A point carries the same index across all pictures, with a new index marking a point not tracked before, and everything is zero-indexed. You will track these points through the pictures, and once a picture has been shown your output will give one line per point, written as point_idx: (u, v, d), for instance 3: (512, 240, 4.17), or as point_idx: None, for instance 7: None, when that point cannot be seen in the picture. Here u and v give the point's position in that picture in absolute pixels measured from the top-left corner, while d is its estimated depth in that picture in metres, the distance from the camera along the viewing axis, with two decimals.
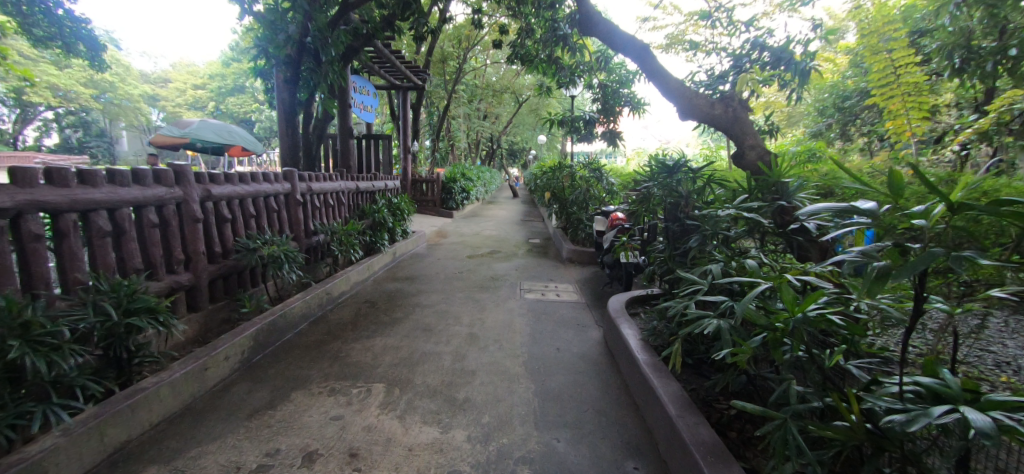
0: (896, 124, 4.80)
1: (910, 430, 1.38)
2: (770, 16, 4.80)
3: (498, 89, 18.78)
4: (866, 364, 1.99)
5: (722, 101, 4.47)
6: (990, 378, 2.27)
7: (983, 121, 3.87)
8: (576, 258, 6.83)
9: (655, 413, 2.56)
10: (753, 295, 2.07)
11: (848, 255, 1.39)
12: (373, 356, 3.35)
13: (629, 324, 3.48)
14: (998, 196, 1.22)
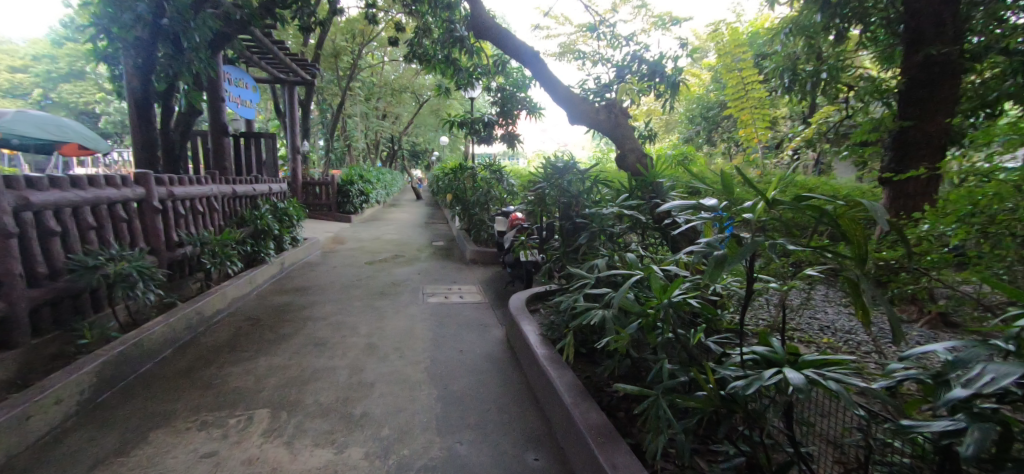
0: (746, 131, 5.56)
1: (748, 392, 1.64)
2: (647, 33, 5.30)
3: (395, 88, 18.28)
4: (723, 340, 2.30)
5: (606, 109, 4.84)
6: (815, 341, 2.75)
7: (809, 131, 4.64)
8: (479, 259, 6.94)
9: (553, 404, 2.72)
10: (627, 286, 2.30)
11: (695, 247, 1.62)
12: (256, 379, 3.13)
13: (529, 320, 3.63)
14: (799, 193, 1.50)
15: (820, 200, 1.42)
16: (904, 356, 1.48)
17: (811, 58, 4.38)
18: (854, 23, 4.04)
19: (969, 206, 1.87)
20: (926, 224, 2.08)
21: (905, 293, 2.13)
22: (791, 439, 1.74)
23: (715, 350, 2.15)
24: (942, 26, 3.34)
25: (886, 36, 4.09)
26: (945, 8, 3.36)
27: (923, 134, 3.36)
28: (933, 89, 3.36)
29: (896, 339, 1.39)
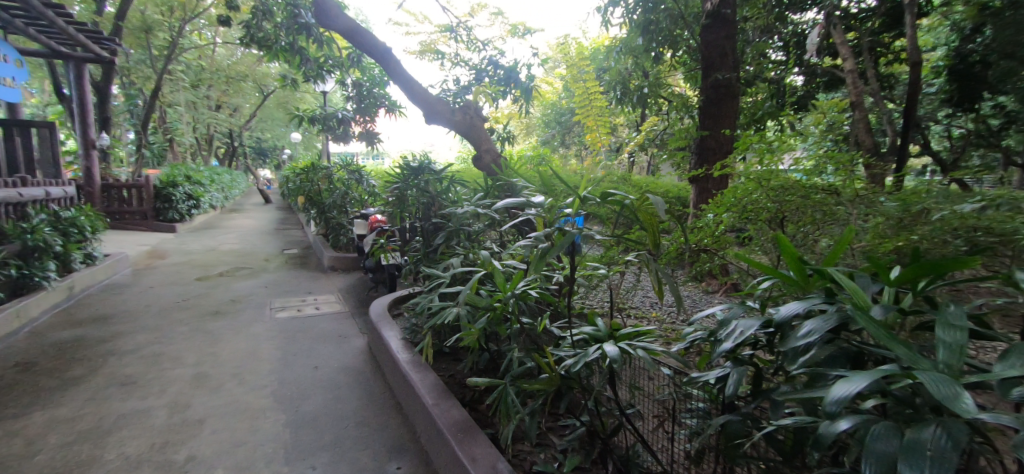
0: (591, 136, 6.17)
1: (575, 369, 1.81)
2: (502, 40, 5.55)
3: (231, 75, 16.25)
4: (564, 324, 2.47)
5: (461, 110, 4.94)
6: (647, 316, 3.18)
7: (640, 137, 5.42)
8: (338, 265, 6.56)
9: (415, 408, 2.68)
10: (473, 282, 2.36)
11: (523, 242, 1.75)
12: (31, 440, 2.54)
13: (389, 325, 3.53)
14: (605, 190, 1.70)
15: (621, 195, 1.62)
16: (692, 322, 1.78)
17: (638, 76, 5.04)
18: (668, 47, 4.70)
19: (736, 198, 2.27)
20: (711, 214, 2.47)
21: (706, 270, 2.41)
22: (619, 405, 1.94)
23: (555, 333, 2.32)
24: (725, 55, 4.07)
25: (691, 60, 4.86)
26: (728, 41, 4.09)
27: (717, 142, 4.06)
28: (726, 104, 4.06)
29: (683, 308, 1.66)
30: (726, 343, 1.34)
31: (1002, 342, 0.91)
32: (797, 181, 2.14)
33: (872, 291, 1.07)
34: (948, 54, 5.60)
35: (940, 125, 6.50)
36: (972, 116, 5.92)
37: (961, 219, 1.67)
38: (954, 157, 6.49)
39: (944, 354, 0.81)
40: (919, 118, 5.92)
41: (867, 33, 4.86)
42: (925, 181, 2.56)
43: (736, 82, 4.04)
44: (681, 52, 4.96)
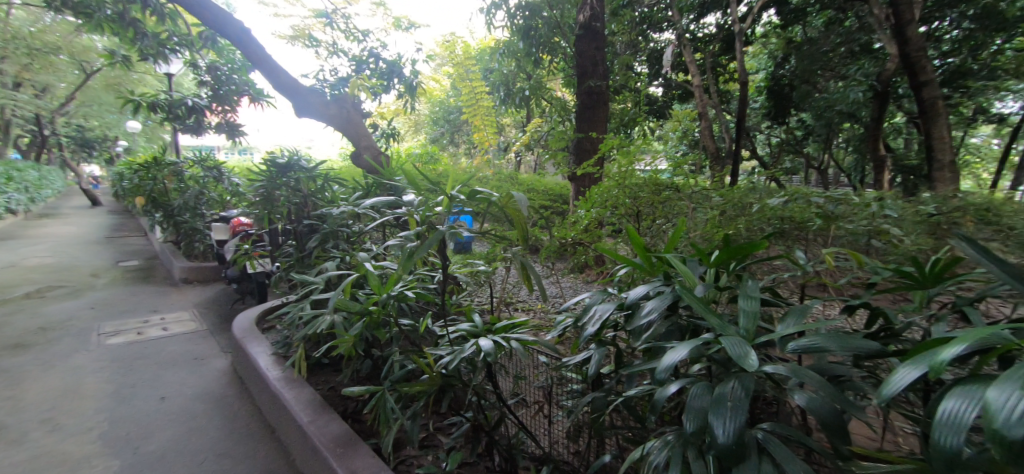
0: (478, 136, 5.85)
1: (451, 367, 1.74)
2: (384, 31, 5.35)
3: (40, 49, 13.39)
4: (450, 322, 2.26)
5: (336, 103, 4.64)
6: (532, 307, 3.25)
7: (527, 137, 5.44)
8: (193, 276, 5.79)
9: (287, 428, 2.42)
10: (343, 285, 2.08)
11: (393, 243, 1.69)
12: None
13: (257, 339, 3.15)
14: (471, 189, 1.72)
15: (487, 194, 1.62)
16: (562, 309, 1.87)
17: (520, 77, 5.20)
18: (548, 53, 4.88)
19: (597, 197, 2.38)
20: (580, 209, 2.47)
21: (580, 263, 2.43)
22: (500, 395, 1.95)
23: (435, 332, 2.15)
24: (596, 65, 4.37)
25: (567, 66, 5.09)
26: (597, 52, 4.40)
27: (591, 143, 4.33)
28: (596, 111, 4.38)
29: (542, 297, 1.76)
30: (588, 326, 1.44)
31: (783, 306, 1.15)
32: (648, 178, 2.35)
33: (698, 273, 1.27)
34: (768, 75, 6.62)
35: (763, 133, 7.70)
36: (785, 128, 7.12)
37: (773, 211, 2.15)
38: (773, 161, 7.75)
39: (744, 321, 0.99)
40: (747, 129, 7.02)
41: (710, 55, 5.55)
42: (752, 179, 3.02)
43: (606, 91, 4.35)
44: (558, 58, 5.19)
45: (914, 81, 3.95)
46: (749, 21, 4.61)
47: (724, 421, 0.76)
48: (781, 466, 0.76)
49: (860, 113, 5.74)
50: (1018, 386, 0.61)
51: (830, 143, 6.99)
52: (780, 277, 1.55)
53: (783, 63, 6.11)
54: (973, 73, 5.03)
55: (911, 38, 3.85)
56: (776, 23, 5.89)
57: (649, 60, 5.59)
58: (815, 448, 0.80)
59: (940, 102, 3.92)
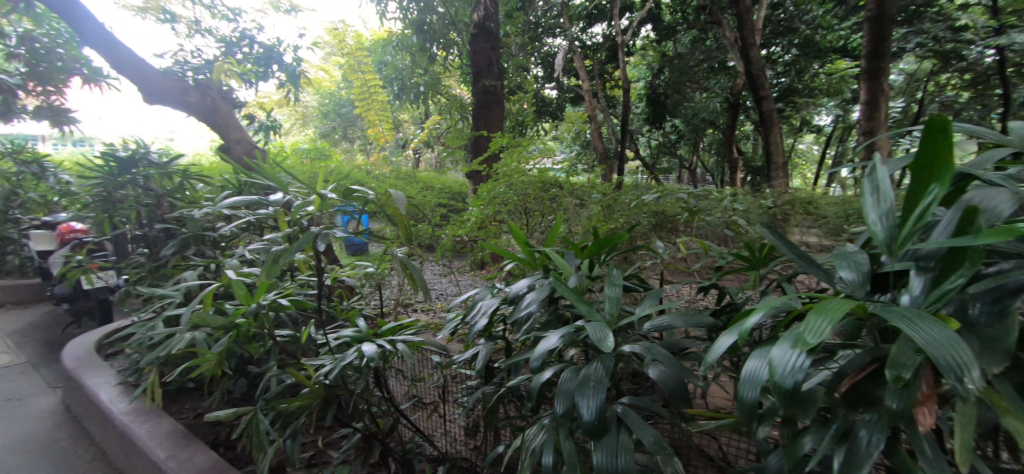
0: (373, 132, 5.53)
1: (330, 378, 1.50)
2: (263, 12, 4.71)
3: None
4: (336, 327, 1.93)
5: (198, 88, 3.89)
6: (435, 306, 3.07)
7: (422, 134, 5.58)
8: (12, 297, 4.80)
9: (140, 466, 2.09)
10: (198, 297, 1.72)
11: (255, 247, 1.51)
12: None
13: (100, 368, 2.69)
14: (346, 188, 1.58)
15: (365, 193, 1.52)
16: (453, 307, 1.87)
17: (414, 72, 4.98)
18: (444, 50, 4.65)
19: (490, 196, 2.32)
20: (474, 209, 2.37)
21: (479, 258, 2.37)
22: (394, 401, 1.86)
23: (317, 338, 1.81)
24: (490, 64, 4.36)
25: (463, 65, 5.01)
26: (491, 52, 4.43)
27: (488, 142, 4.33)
28: (488, 112, 4.38)
29: (426, 295, 1.69)
30: (474, 322, 1.48)
31: (641, 291, 1.30)
32: (535, 177, 2.34)
33: (574, 265, 1.38)
34: (646, 83, 7.17)
35: (644, 137, 8.38)
36: (661, 132, 7.81)
37: (648, 206, 2.40)
38: (652, 161, 8.44)
39: (609, 305, 1.09)
40: (630, 132, 7.58)
41: (597, 62, 5.98)
42: (635, 180, 3.26)
43: (500, 91, 4.36)
44: (454, 56, 5.08)
45: (755, 95, 4.53)
46: (630, 34, 4.92)
47: (588, 401, 0.84)
48: (635, 435, 0.86)
49: (717, 121, 6.48)
50: (791, 343, 0.68)
51: (697, 146, 7.81)
52: (644, 265, 1.72)
53: (659, 74, 6.61)
54: (798, 91, 5.93)
55: (755, 59, 4.31)
56: (651, 38, 6.18)
57: (543, 63, 5.89)
58: (663, 414, 0.91)
59: (775, 114, 4.57)
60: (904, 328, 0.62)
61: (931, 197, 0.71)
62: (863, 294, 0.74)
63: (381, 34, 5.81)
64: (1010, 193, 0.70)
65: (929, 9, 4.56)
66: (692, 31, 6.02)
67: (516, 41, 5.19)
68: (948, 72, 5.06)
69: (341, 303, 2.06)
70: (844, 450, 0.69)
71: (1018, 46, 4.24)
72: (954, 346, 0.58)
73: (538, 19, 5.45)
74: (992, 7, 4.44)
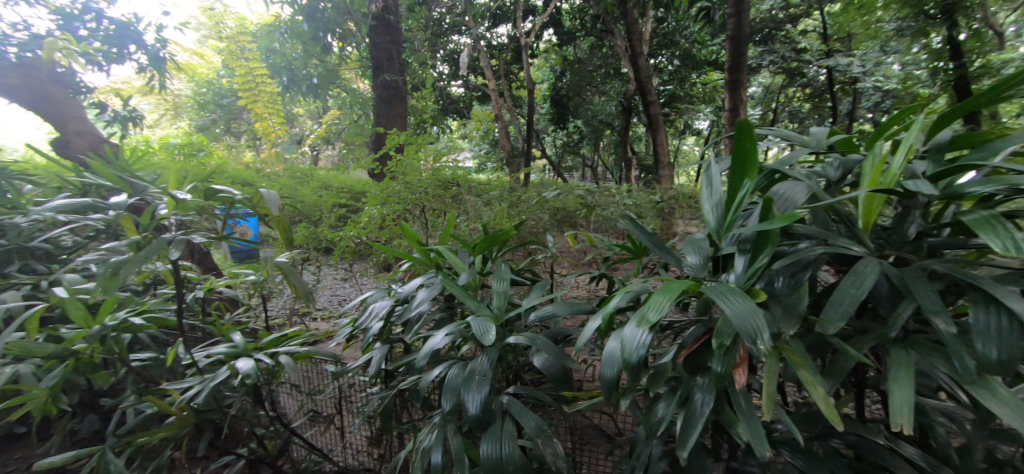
0: (258, 126, 4.24)
1: (198, 404, 1.33)
2: None
3: None
4: (209, 345, 1.62)
5: (17, 68, 2.27)
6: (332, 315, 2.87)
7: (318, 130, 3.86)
8: None
9: None
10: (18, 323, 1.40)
11: (91, 258, 1.27)
12: None
13: None
14: (210, 187, 1.37)
15: (231, 195, 1.35)
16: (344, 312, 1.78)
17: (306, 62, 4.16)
18: (339, 40, 3.90)
19: (384, 193, 2.08)
20: (371, 208, 2.08)
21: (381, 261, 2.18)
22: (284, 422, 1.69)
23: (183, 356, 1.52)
24: (391, 58, 3.47)
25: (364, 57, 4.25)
26: (393, 46, 3.52)
27: None
28: (391, 110, 3.38)
29: (311, 303, 1.58)
30: (367, 325, 1.43)
31: (527, 283, 1.35)
32: (433, 175, 2.16)
33: (467, 262, 1.40)
34: (550, 84, 7.25)
35: (551, 136, 8.56)
36: (566, 132, 8.00)
37: (550, 202, 2.48)
38: (558, 160, 8.64)
39: (497, 300, 1.13)
40: (534, 131, 7.69)
41: (503, 62, 5.83)
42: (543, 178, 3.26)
43: (405, 87, 3.46)
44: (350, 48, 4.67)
45: (643, 100, 4.59)
46: (533, 36, 4.95)
47: (475, 395, 0.89)
48: (519, 421, 0.91)
49: (612, 123, 6.77)
50: (636, 323, 0.76)
51: (598, 146, 8.11)
52: (535, 258, 1.79)
53: (561, 77, 6.70)
54: (680, 99, 6.12)
55: (642, 68, 4.38)
56: (552, 42, 6.25)
57: (447, 60, 5.62)
58: (544, 399, 0.98)
59: (660, 118, 4.67)
60: (722, 306, 0.72)
61: (744, 191, 0.82)
62: (702, 275, 0.84)
63: (267, 19, 5.14)
64: (807, 185, 0.83)
65: (779, 31, 5.17)
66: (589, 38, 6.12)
67: (420, 36, 4.86)
68: (794, 86, 5.75)
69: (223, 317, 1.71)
70: (683, 412, 0.79)
71: (842, 68, 4.90)
72: (755, 321, 0.69)
73: (441, 14, 5.18)
74: (825, 34, 5.13)
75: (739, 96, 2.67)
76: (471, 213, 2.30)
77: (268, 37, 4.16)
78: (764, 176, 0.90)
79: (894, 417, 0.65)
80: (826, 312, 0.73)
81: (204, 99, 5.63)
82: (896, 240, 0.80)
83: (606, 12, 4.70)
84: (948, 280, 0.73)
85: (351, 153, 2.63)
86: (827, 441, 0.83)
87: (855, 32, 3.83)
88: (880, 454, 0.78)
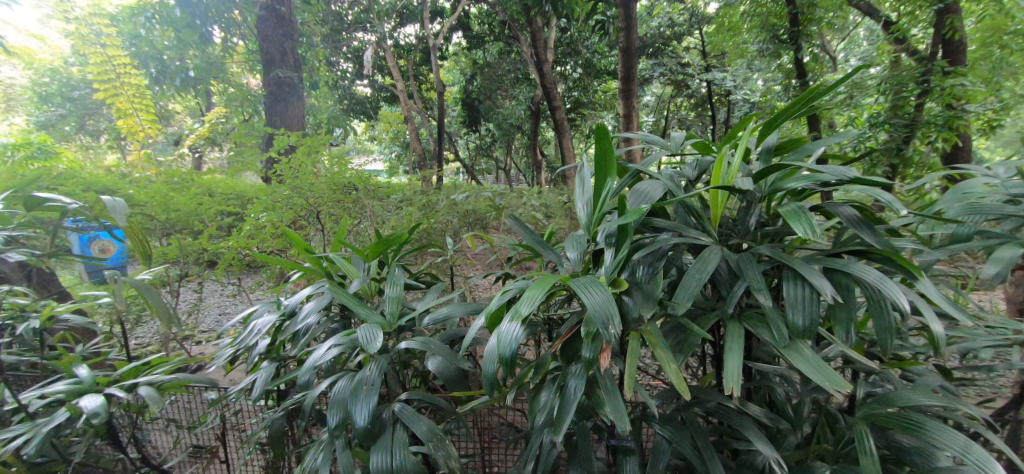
0: (119, 124, 2.90)
1: (28, 454, 1.13)
2: None
3: None
4: (46, 384, 1.38)
5: None
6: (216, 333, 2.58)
7: (202, 128, 2.99)
8: None
9: None
10: None
11: None
12: None
13: None
14: (34, 197, 1.15)
15: (62, 203, 1.14)
16: (226, 331, 1.60)
17: (186, 53, 3.39)
18: (223, 31, 3.45)
19: (270, 198, 1.96)
20: (258, 216, 1.91)
21: (272, 274, 2.02)
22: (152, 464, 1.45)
23: (9, 400, 1.27)
24: (286, 54, 3.21)
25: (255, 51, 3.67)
26: (288, 42, 3.25)
27: None
28: (288, 110, 3.13)
29: (180, 324, 1.42)
30: (249, 343, 1.32)
31: (423, 287, 1.33)
32: (331, 178, 2.07)
33: (360, 269, 1.34)
34: (459, 88, 7.20)
35: (461, 139, 8.51)
36: (477, 135, 8.00)
37: (457, 206, 2.45)
38: (470, 163, 8.62)
39: (387, 307, 1.11)
40: (444, 134, 7.58)
41: (410, 63, 5.66)
42: (455, 181, 3.22)
43: (301, 85, 3.24)
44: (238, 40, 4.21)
45: (549, 105, 4.68)
46: (440, 38, 4.88)
47: (359, 407, 0.87)
48: (409, 428, 0.90)
49: (522, 127, 6.84)
50: (509, 319, 0.80)
51: (508, 149, 8.21)
52: (434, 262, 1.77)
53: (471, 80, 6.67)
54: (584, 105, 6.46)
55: (546, 74, 4.49)
56: (460, 45, 6.20)
57: (352, 58, 5.29)
58: (435, 402, 0.98)
59: (566, 123, 4.79)
60: (583, 299, 0.78)
61: (607, 190, 0.90)
62: (578, 270, 0.91)
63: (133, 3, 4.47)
64: (663, 183, 0.93)
65: (667, 47, 5.67)
66: (496, 44, 6.06)
67: (318, 30, 4.51)
68: (680, 96, 6.27)
69: (72, 349, 1.47)
70: (562, 401, 0.83)
71: (718, 81, 5.43)
72: (609, 312, 0.76)
73: (342, 11, 4.86)
74: (703, 50, 5.69)
75: (631, 105, 2.86)
76: (374, 218, 2.22)
77: (128, 18, 3.34)
78: (630, 177, 0.98)
79: (728, 382, 0.75)
80: (676, 295, 0.81)
81: (48, 91, 4.77)
82: (739, 229, 0.91)
83: (511, 19, 4.76)
84: (773, 261, 0.85)
85: (239, 155, 2.19)
86: (690, 411, 0.92)
87: (728, 50, 4.25)
88: (730, 415, 0.88)
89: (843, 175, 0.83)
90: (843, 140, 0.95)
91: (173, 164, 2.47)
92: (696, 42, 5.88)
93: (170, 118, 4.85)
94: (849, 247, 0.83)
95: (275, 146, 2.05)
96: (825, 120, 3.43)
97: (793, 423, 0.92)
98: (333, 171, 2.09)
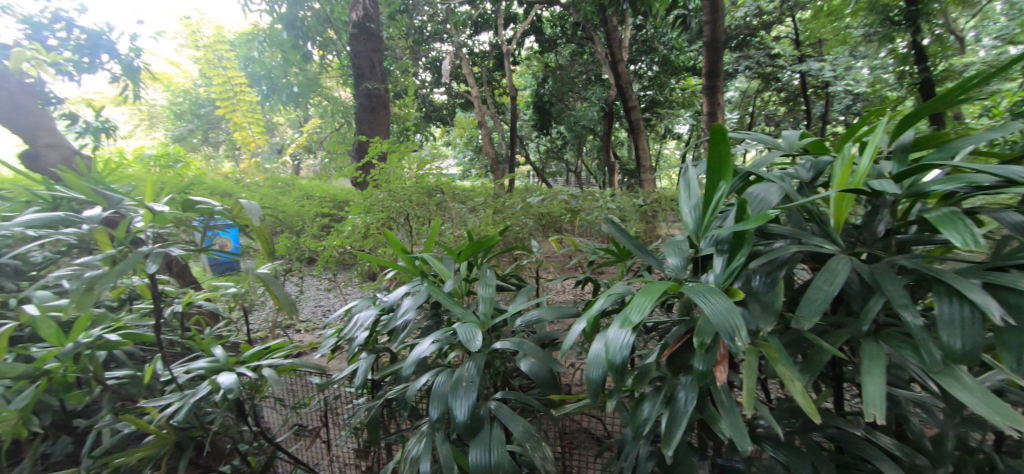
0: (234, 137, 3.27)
1: (178, 420, 1.29)
2: None
3: None
4: (186, 361, 1.57)
5: None
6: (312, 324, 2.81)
7: (300, 137, 3.28)
8: None
9: None
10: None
11: (62, 272, 1.21)
12: None
13: None
14: (189, 201, 1.33)
15: (210, 206, 1.31)
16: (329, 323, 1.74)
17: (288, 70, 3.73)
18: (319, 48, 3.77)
19: (367, 202, 2.06)
20: (353, 216, 2.05)
21: (365, 271, 2.16)
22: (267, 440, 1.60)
23: (160, 372, 1.46)
24: (374, 66, 3.41)
25: (345, 65, 3.95)
26: (376, 55, 3.45)
27: None
28: (374, 118, 3.34)
29: (295, 312, 1.56)
30: (352, 335, 1.41)
31: (512, 288, 1.35)
32: (420, 182, 2.17)
33: (451, 269, 1.39)
34: (532, 92, 7.26)
35: (534, 142, 8.58)
36: (549, 138, 8.02)
37: (534, 208, 2.47)
38: (542, 166, 8.65)
39: (483, 306, 1.13)
40: (518, 137, 7.67)
41: (486, 70, 5.81)
42: (527, 184, 3.24)
43: (388, 96, 3.42)
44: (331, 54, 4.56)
45: (624, 106, 4.55)
46: (514, 43, 4.92)
47: (462, 402, 0.90)
48: (508, 427, 0.92)
49: (596, 128, 6.72)
50: (620, 324, 0.78)
51: (581, 152, 8.15)
52: (521, 264, 1.78)
53: (544, 83, 6.69)
54: (660, 103, 6.22)
55: (621, 74, 4.38)
56: (533, 49, 6.24)
57: (430, 67, 5.53)
58: (532, 403, 0.98)
59: (643, 124, 4.61)
60: (702, 307, 0.75)
61: (720, 193, 0.85)
62: (683, 276, 0.88)
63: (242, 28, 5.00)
64: (780, 186, 0.86)
65: (754, 39, 5.30)
66: (570, 46, 6.04)
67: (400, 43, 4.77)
68: (769, 90, 5.83)
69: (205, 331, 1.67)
70: (669, 412, 0.80)
71: (815, 72, 4.92)
72: (732, 322, 0.71)
73: (423, 22, 5.08)
74: (796, 39, 5.23)
75: (715, 102, 2.69)
76: (455, 220, 2.31)
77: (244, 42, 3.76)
78: (739, 178, 0.93)
79: (867, 407, 0.68)
80: (800, 308, 0.75)
81: (180, 109, 5.50)
82: (867, 237, 0.83)
83: (584, 19, 4.70)
84: (914, 275, 0.76)
85: (332, 161, 2.39)
86: (808, 435, 0.85)
87: (823, 38, 3.85)
88: (859, 444, 0.80)
89: (1011, 176, 0.72)
90: (999, 136, 0.82)
91: (275, 170, 2.72)
92: (788, 31, 5.43)
93: (274, 130, 5.37)
94: (1016, 260, 0.72)
95: (369, 152, 2.19)
96: (948, 112, 3.00)
97: (934, 459, 0.82)
98: (419, 175, 2.20)
